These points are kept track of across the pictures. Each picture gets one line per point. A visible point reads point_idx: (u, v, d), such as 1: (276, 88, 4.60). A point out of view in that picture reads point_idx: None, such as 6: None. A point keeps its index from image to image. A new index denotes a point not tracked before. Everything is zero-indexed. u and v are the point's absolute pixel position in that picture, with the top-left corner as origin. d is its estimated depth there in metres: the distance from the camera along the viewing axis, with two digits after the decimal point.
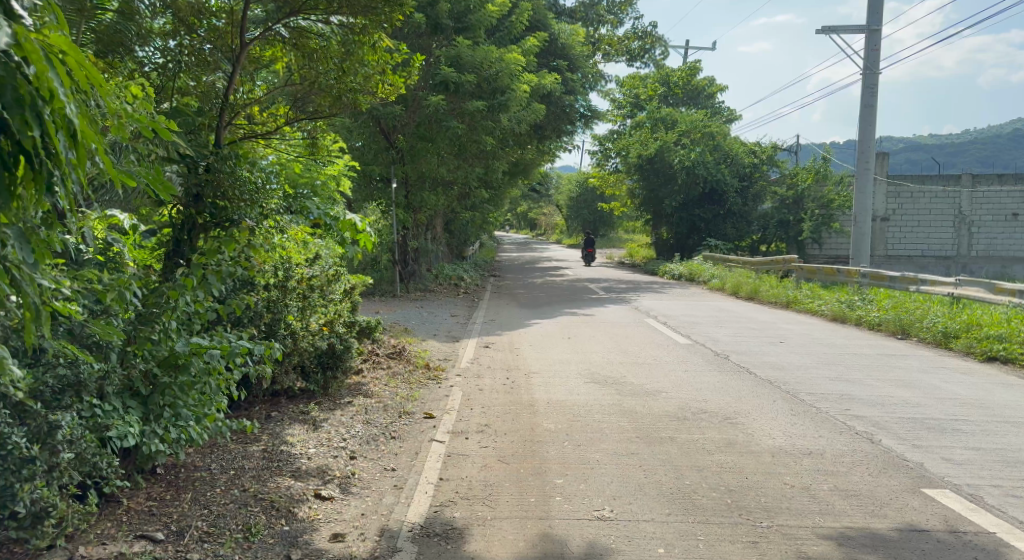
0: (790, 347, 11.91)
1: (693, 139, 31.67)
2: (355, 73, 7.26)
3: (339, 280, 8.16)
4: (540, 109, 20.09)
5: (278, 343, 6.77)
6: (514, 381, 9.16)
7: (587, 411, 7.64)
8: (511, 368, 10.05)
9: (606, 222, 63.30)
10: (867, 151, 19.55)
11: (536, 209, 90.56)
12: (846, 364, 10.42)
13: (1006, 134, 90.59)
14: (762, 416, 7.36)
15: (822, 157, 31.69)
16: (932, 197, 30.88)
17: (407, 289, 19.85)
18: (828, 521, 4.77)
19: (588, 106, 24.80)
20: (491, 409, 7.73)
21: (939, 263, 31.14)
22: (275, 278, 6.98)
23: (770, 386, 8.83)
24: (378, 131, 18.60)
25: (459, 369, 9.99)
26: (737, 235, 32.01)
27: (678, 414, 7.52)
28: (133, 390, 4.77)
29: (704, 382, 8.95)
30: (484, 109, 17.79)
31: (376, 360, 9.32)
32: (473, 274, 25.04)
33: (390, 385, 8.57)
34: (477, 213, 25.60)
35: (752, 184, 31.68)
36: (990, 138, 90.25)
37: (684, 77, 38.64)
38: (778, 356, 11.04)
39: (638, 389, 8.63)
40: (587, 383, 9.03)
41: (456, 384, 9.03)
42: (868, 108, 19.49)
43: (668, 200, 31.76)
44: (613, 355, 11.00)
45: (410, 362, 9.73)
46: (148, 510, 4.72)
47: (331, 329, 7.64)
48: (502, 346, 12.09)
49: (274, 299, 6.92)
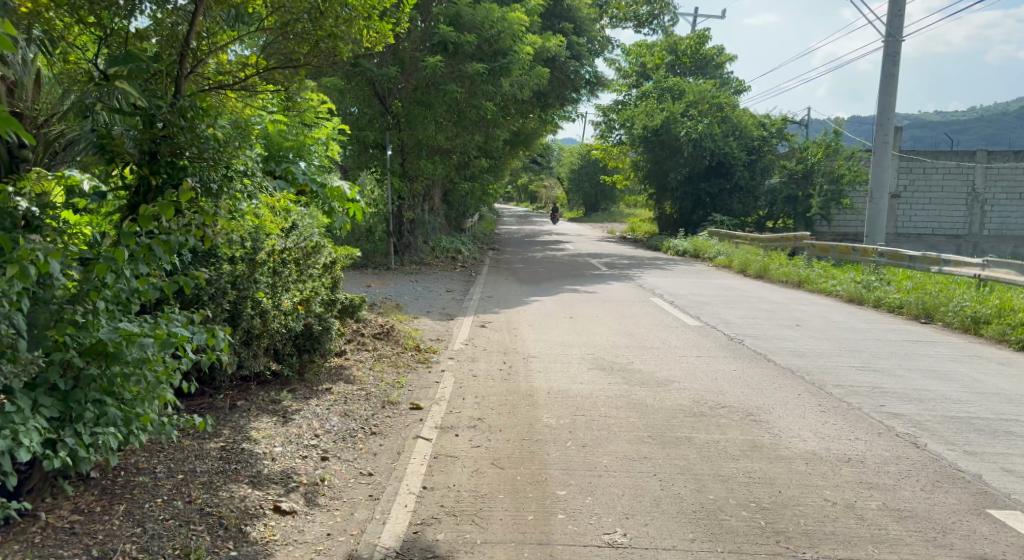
0: (808, 331, 11.12)
1: (700, 110, 30.83)
2: (335, 16, 6.70)
3: (321, 252, 7.35)
4: (544, 74, 19.25)
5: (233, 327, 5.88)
6: (512, 367, 8.35)
7: (592, 404, 6.85)
8: (508, 351, 9.26)
9: (608, 197, 62.12)
10: (886, 123, 18.69)
11: (537, 183, 88.99)
12: (871, 351, 9.62)
13: (1013, 112, 89.24)
14: (789, 414, 6.58)
15: (833, 131, 30.77)
16: (945, 173, 29.99)
17: (402, 262, 18.87)
18: (885, 553, 4.03)
19: (595, 73, 23.80)
20: (485, 400, 6.95)
21: (950, 242, 30.36)
22: (242, 250, 6.21)
23: (793, 377, 8.03)
24: (372, 95, 17.65)
25: (452, 352, 9.20)
26: (743, 210, 31.07)
27: (693, 409, 6.73)
28: (49, 384, 4.01)
29: (719, 372, 8.15)
30: (484, 72, 16.93)
31: (360, 341, 8.49)
32: (470, 247, 24.15)
33: (375, 370, 7.77)
34: (477, 183, 24.71)
35: (760, 157, 30.78)
36: (997, 116, 89.16)
37: (692, 46, 37.61)
38: (796, 341, 10.25)
39: (647, 378, 7.83)
40: (591, 370, 8.24)
41: (449, 369, 8.23)
42: (889, 77, 18.61)
43: (673, 173, 30.85)
44: (619, 338, 10.19)
45: (398, 343, 8.91)
46: (69, 527, 3.96)
47: (307, 308, 6.81)
48: (498, 326, 11.23)
49: (241, 273, 6.14)
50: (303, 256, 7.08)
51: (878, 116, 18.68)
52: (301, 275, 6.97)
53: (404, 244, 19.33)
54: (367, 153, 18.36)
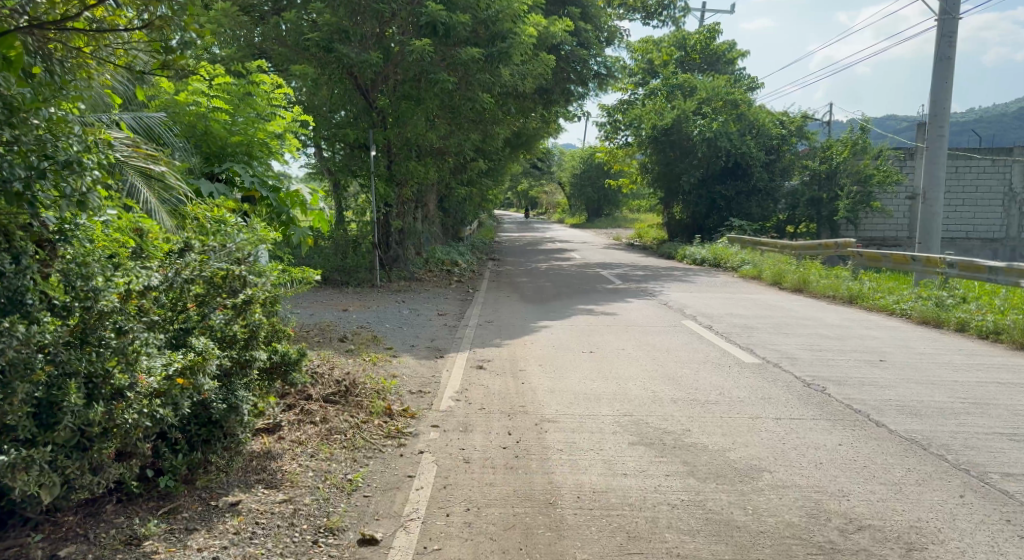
0: (899, 370, 8.64)
1: (714, 108, 28.30)
2: None
3: (263, 279, 5.19)
4: (549, 60, 16.73)
5: (21, 423, 3.53)
6: (522, 444, 5.85)
7: (650, 523, 4.40)
8: (517, 411, 6.74)
9: (611, 200, 59.56)
10: (941, 114, 16.05)
11: (537, 188, 86.35)
12: (1007, 405, 7.13)
13: (1011, 114, 86.90)
14: (971, 546, 4.13)
15: (859, 129, 28.14)
16: (979, 172, 27.44)
17: (389, 278, 16.25)
18: None
19: (604, 63, 21.25)
20: (484, 516, 4.51)
21: (985, 246, 27.80)
22: (70, 293, 3.81)
23: (931, 458, 5.55)
24: (353, 88, 15.11)
25: (440, 414, 6.67)
26: (763, 215, 28.48)
27: (815, 535, 4.28)
28: None
29: (820, 454, 5.64)
30: (480, 58, 14.49)
31: (304, 410, 5.98)
32: (469, 258, 21.65)
33: (319, 458, 5.29)
34: (475, 188, 22.26)
35: (780, 157, 28.27)
36: (998, 117, 86.94)
37: (702, 41, 35.09)
38: (894, 388, 7.77)
39: (721, 466, 5.34)
40: (636, 449, 5.74)
41: (429, 451, 5.71)
42: (945, 60, 15.95)
43: (686, 175, 28.38)
44: (661, 386, 7.70)
45: (362, 407, 6.36)
46: None
47: (193, 383, 4.25)
48: (499, 367, 8.67)
49: (63, 336, 3.74)
50: (203, 294, 4.79)
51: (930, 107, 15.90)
52: (194, 326, 4.74)
53: (392, 258, 16.73)
54: (354, 156, 15.56)
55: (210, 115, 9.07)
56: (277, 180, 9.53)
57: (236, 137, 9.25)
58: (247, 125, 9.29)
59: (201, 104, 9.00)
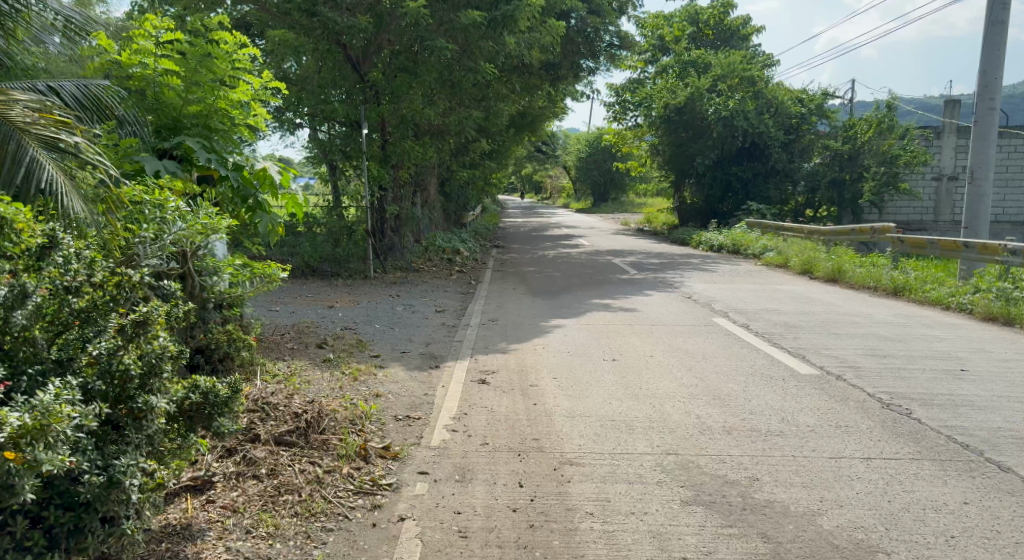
0: (991, 384, 7.09)
1: (730, 85, 26.56)
2: None
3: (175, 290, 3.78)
4: (558, 26, 15.02)
5: None
6: (537, 504, 4.34)
7: None
8: (531, 450, 5.22)
9: (618, 184, 57.70)
10: (991, 85, 13.50)
11: (541, 172, 84.25)
12: None
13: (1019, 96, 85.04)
14: None
15: (884, 106, 26.50)
16: (1010, 151, 25.72)
17: (384, 268, 14.64)
18: None
19: (617, 35, 19.59)
20: None
21: (1017, 230, 26.06)
22: None
23: None
24: (343, 60, 13.53)
25: (430, 454, 5.15)
26: (781, 198, 26.68)
27: None
28: None
29: (945, 522, 4.13)
30: (482, 22, 12.90)
31: (248, 459, 4.52)
32: (471, 245, 20.09)
33: (254, 541, 3.83)
34: (477, 171, 20.72)
35: (799, 136, 26.26)
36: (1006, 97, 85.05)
37: (715, 16, 33.31)
38: (996, 411, 6.23)
39: (818, 547, 3.87)
40: (694, 512, 4.25)
41: (411, 516, 4.21)
42: (997, 24, 13.38)
43: (700, 156, 26.43)
44: (708, 409, 6.19)
45: (327, 449, 4.86)
46: None
47: (33, 460, 2.85)
48: (505, 383, 7.12)
49: None
50: (88, 310, 3.47)
51: (979, 77, 13.51)
52: (70, 360, 3.39)
53: (386, 246, 15.08)
54: (344, 134, 13.99)
55: (161, 79, 7.29)
56: (242, 158, 7.69)
57: (193, 107, 7.37)
58: (207, 92, 7.40)
59: (149, 65, 7.25)
